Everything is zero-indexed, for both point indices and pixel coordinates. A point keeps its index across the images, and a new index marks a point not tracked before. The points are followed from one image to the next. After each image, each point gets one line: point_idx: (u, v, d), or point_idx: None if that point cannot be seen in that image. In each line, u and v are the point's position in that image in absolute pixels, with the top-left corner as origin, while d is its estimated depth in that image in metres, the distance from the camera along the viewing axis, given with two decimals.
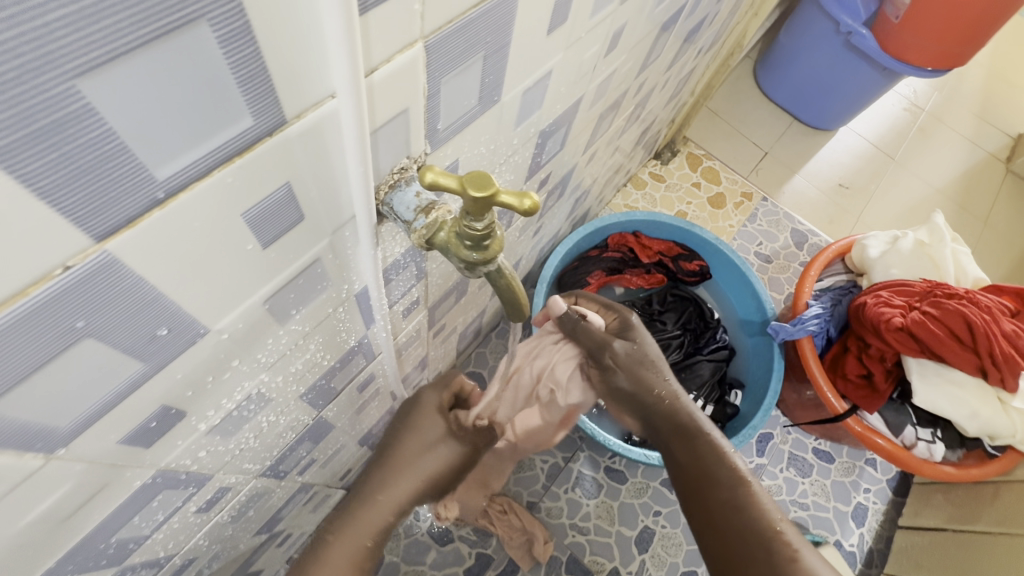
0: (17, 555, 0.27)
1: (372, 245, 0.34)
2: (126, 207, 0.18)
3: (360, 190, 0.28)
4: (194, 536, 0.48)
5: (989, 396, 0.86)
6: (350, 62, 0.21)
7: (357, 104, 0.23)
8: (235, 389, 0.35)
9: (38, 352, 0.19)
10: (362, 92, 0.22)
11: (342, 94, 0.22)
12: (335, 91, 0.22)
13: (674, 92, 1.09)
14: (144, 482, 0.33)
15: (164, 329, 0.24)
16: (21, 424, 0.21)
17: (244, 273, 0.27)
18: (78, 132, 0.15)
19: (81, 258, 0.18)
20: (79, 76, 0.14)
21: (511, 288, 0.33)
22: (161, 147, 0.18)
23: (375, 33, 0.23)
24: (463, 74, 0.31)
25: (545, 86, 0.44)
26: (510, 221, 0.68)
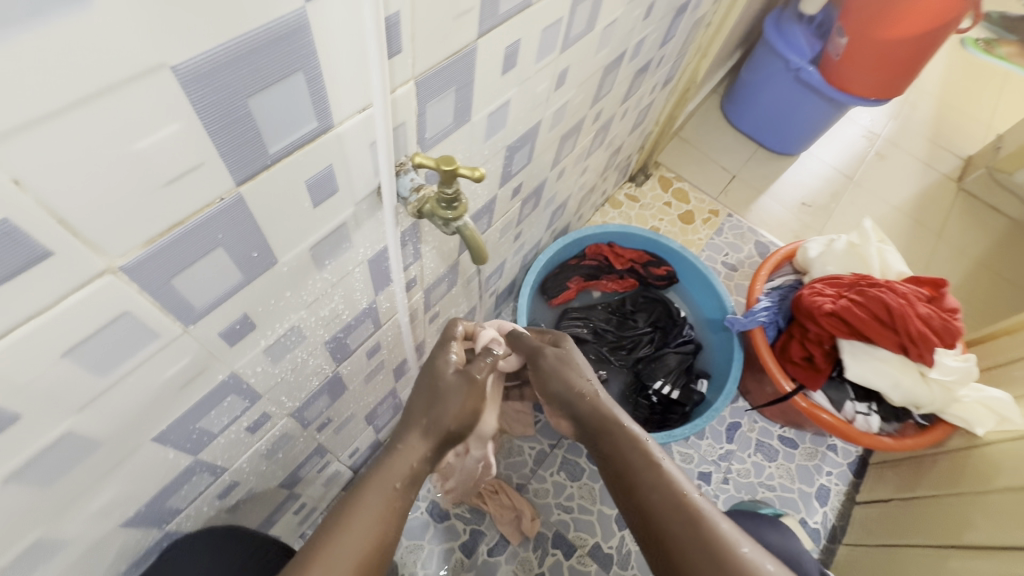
0: (151, 409, 0.42)
1: (390, 210, 0.50)
2: (252, 167, 0.34)
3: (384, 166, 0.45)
4: (240, 456, 0.61)
5: (910, 369, 1.00)
6: (380, 81, 0.37)
7: (384, 109, 0.40)
8: (284, 317, 0.49)
9: (198, 251, 0.35)
10: (386, 101, 0.39)
11: (376, 103, 0.39)
12: (371, 102, 0.39)
13: (636, 121, 1.27)
14: (221, 379, 0.47)
15: (254, 253, 0.39)
16: (180, 299, 0.36)
17: (302, 223, 0.42)
18: (244, 126, 0.31)
19: (228, 194, 0.34)
20: (249, 97, 0.30)
21: (475, 241, 0.48)
22: (273, 135, 0.34)
23: (396, 68, 0.39)
24: (442, 100, 0.48)
25: (506, 110, 0.61)
26: (491, 221, 0.84)
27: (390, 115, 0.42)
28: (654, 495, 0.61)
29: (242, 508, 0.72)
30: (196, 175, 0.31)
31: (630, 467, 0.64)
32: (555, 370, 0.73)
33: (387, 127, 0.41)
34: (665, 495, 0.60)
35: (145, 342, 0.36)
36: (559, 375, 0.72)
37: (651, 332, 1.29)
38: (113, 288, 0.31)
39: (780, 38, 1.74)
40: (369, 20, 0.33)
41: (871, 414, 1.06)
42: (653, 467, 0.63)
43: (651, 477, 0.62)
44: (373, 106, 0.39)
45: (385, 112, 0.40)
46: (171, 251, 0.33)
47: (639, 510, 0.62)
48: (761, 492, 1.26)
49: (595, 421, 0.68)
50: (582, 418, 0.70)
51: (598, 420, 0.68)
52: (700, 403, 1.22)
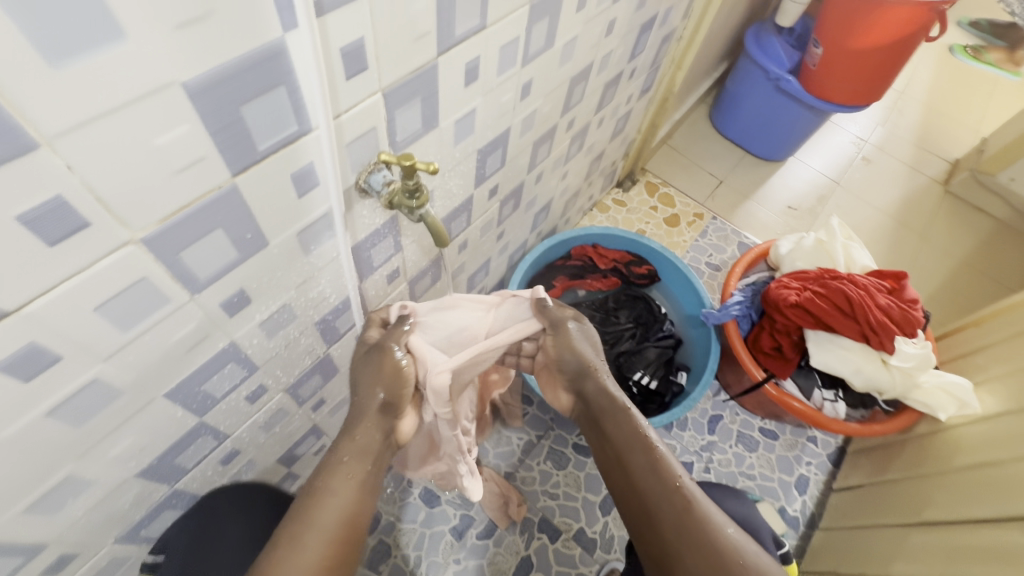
0: (165, 366, 0.50)
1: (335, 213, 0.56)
2: (245, 161, 0.42)
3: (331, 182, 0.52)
4: (241, 424, 0.69)
5: (873, 357, 1.06)
6: (322, 110, 0.45)
7: (327, 135, 0.47)
8: (276, 295, 0.58)
9: (202, 230, 0.43)
10: (330, 126, 0.46)
11: (320, 127, 0.46)
12: (317, 126, 0.46)
13: (615, 129, 1.36)
14: (222, 347, 0.56)
15: (249, 235, 0.48)
16: (188, 270, 0.45)
17: (289, 210, 0.51)
18: (238, 128, 0.40)
19: (225, 184, 0.42)
20: (241, 106, 0.39)
21: (436, 228, 0.56)
22: (262, 137, 0.42)
23: (344, 94, 0.47)
24: (410, 108, 0.56)
25: (473, 118, 0.69)
26: (470, 220, 0.93)
27: (336, 136, 0.49)
28: (653, 478, 0.72)
29: (243, 478, 0.80)
30: (200, 166, 0.39)
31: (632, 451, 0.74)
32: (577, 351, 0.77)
33: (332, 146, 0.49)
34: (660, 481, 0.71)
35: (159, 305, 0.45)
36: (577, 357, 0.77)
37: (633, 327, 1.35)
38: (135, 256, 0.39)
39: (759, 49, 1.82)
40: (311, 59, 0.40)
41: (838, 401, 1.12)
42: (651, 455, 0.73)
43: (648, 463, 0.72)
44: (321, 129, 0.47)
45: (330, 135, 0.48)
46: (180, 228, 0.41)
47: (634, 485, 0.73)
48: (741, 481, 1.31)
49: (602, 406, 0.77)
50: (593, 401, 0.78)
51: (608, 407, 0.77)
52: (680, 394, 1.28)
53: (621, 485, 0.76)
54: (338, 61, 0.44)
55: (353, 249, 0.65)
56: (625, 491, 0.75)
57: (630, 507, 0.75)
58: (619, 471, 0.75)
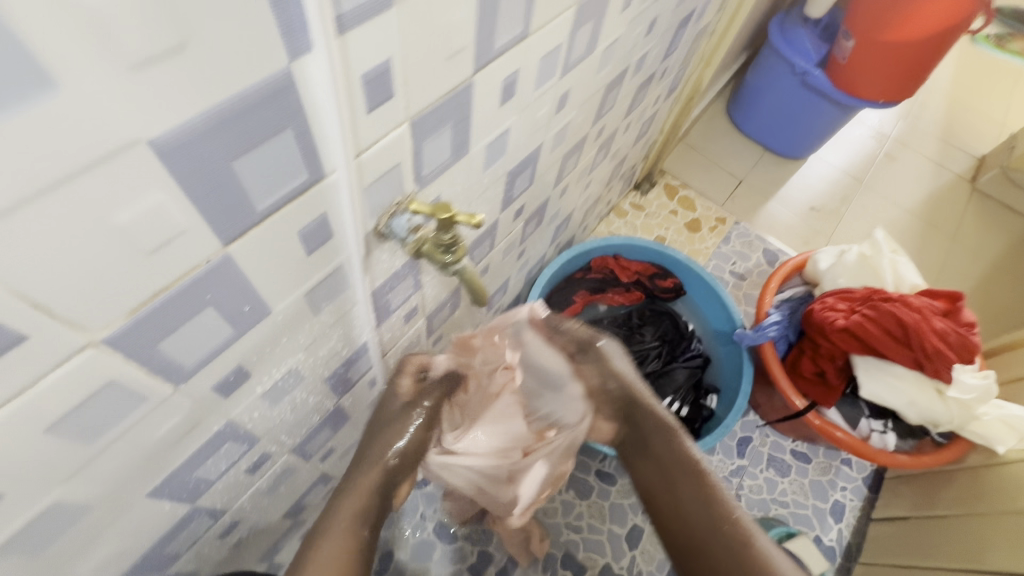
0: (146, 465, 0.40)
1: (357, 259, 0.47)
2: (241, 225, 0.33)
3: (348, 223, 0.42)
4: (241, 495, 0.60)
5: (927, 386, 0.98)
6: (343, 144, 0.35)
7: (348, 173, 0.37)
8: (281, 362, 0.48)
9: (186, 314, 0.33)
10: (351, 165, 0.37)
11: (340, 168, 0.36)
12: (334, 168, 0.36)
13: (640, 132, 1.25)
14: (217, 429, 0.46)
15: (247, 307, 0.38)
16: (170, 361, 0.35)
17: (297, 271, 0.41)
18: (230, 188, 0.30)
19: (215, 256, 0.32)
20: (234, 160, 0.29)
21: (473, 283, 0.47)
22: (261, 194, 0.32)
23: (368, 127, 0.37)
24: (438, 137, 0.46)
25: (506, 139, 0.59)
26: (493, 244, 0.83)
27: (358, 177, 0.39)
28: (705, 507, 0.66)
29: (246, 542, 0.72)
30: (181, 240, 0.29)
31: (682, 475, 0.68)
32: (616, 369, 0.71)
33: (352, 189, 0.39)
34: (712, 510, 0.65)
35: (133, 406, 0.35)
36: (616, 379, 0.71)
37: (659, 346, 1.26)
38: (97, 361, 0.30)
39: (784, 41, 1.70)
40: (328, 87, 0.31)
41: (887, 432, 1.04)
42: (701, 481, 0.67)
43: (698, 490, 0.67)
44: (339, 171, 0.37)
45: (351, 175, 0.38)
46: (157, 318, 0.31)
47: (684, 513, 0.68)
48: (773, 509, 1.23)
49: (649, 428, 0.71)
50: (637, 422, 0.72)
51: (653, 428, 0.71)
52: (710, 419, 1.21)
53: (669, 513, 0.70)
54: (360, 90, 0.33)
55: (369, 298, 0.55)
56: (673, 518, 0.69)
57: (677, 535, 0.69)
58: (666, 498, 0.70)
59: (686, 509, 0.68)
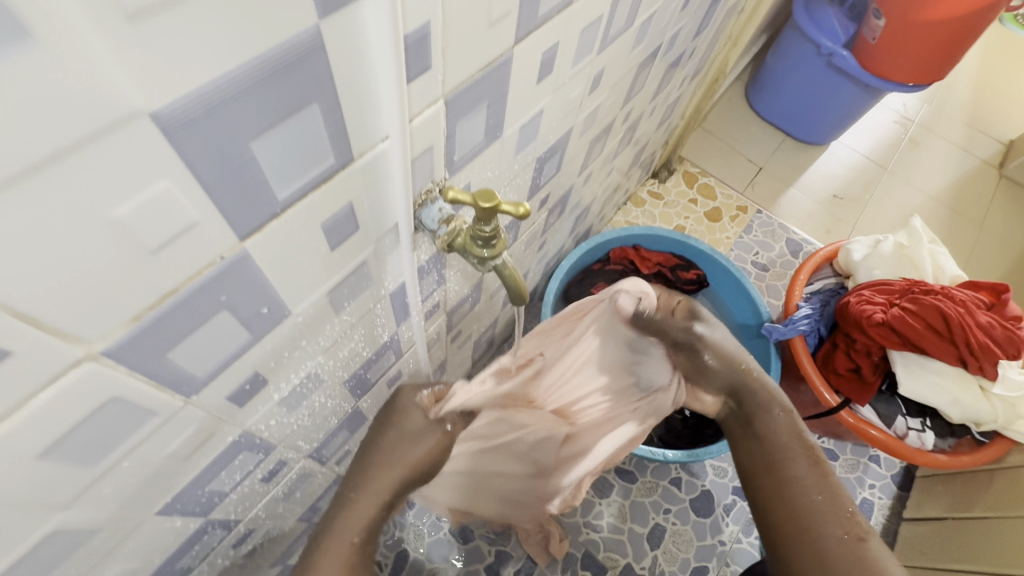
0: (154, 483, 0.36)
1: (408, 247, 0.44)
2: (260, 217, 0.28)
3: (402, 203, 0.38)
4: (256, 504, 0.56)
5: (970, 384, 0.94)
6: (399, 112, 0.31)
7: (400, 143, 0.33)
8: (300, 366, 0.44)
9: (198, 319, 0.29)
10: (406, 133, 0.33)
11: (392, 137, 0.33)
12: (386, 135, 0.33)
13: (663, 116, 1.20)
14: (232, 440, 0.42)
15: (265, 309, 0.34)
16: (180, 371, 0.31)
17: (320, 267, 0.36)
18: (248, 174, 0.25)
19: (230, 252, 0.28)
20: (253, 140, 0.24)
21: (515, 280, 0.42)
22: (283, 181, 0.28)
23: (416, 93, 0.33)
24: (474, 117, 0.41)
25: (539, 121, 0.54)
26: (517, 235, 0.78)
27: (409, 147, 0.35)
28: (818, 494, 0.54)
29: (260, 549, 0.68)
30: (191, 235, 0.25)
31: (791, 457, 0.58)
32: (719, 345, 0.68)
33: (405, 161, 0.35)
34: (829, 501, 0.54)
35: (141, 424, 0.31)
36: (719, 351, 0.67)
37: None
38: (95, 376, 0.26)
39: (810, 20, 1.57)
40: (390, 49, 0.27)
41: (925, 430, 0.99)
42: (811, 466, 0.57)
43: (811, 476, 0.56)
44: (391, 138, 0.33)
45: (404, 145, 0.34)
46: (164, 325, 0.27)
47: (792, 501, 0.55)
48: None
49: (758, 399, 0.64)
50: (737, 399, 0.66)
51: (761, 407, 0.63)
52: None
53: (767, 502, 0.57)
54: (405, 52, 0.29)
55: (391, 295, 0.50)
56: (772, 507, 0.56)
57: (775, 532, 0.55)
58: (768, 483, 0.58)
59: (795, 493, 0.55)
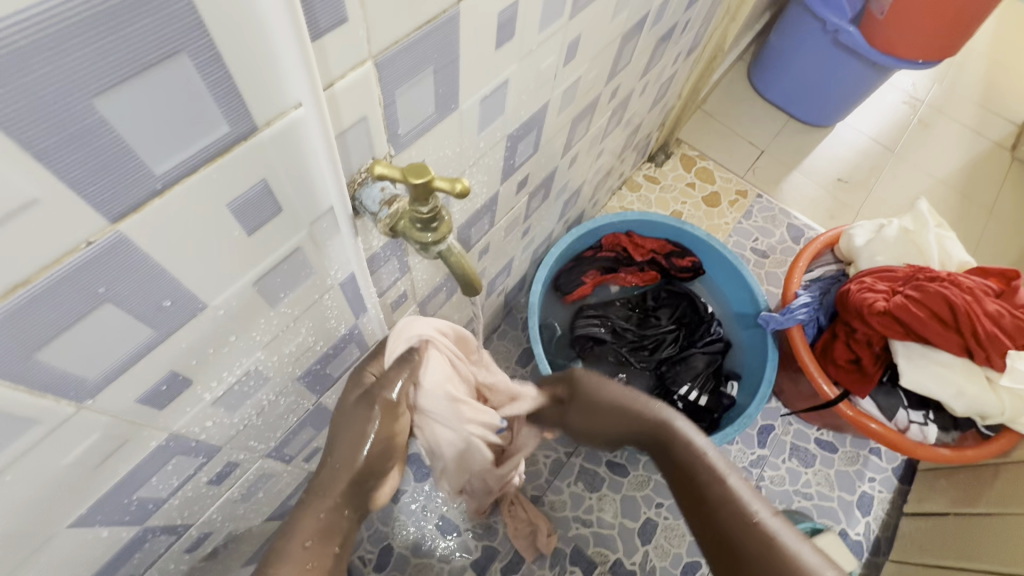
0: (58, 495, 0.33)
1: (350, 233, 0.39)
2: (133, 196, 0.24)
3: (333, 183, 0.34)
4: (208, 507, 0.53)
5: (976, 375, 0.89)
6: (305, 71, 0.26)
7: (318, 111, 0.28)
8: (234, 364, 0.40)
9: (70, 313, 0.25)
10: (320, 98, 0.28)
11: (304, 104, 0.28)
12: (299, 101, 0.28)
13: (657, 96, 1.14)
14: (159, 444, 0.39)
15: (168, 301, 0.30)
16: (60, 373, 0.27)
17: (236, 254, 0.32)
18: (98, 139, 0.21)
19: (100, 236, 0.24)
20: (96, 97, 0.20)
21: (463, 266, 0.38)
22: (156, 151, 0.23)
23: (332, 52, 0.28)
24: (418, 85, 0.37)
25: (504, 93, 0.49)
26: (494, 220, 0.74)
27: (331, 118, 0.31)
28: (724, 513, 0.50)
29: (223, 550, 0.65)
30: (30, 216, 0.21)
31: (721, 509, 0.50)
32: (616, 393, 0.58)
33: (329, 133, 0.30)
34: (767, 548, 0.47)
35: (18, 433, 0.27)
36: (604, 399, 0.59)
37: (676, 330, 1.19)
38: None
39: None
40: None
41: (928, 424, 0.95)
42: (743, 514, 0.49)
43: (740, 524, 0.49)
44: (305, 106, 0.28)
45: (323, 113, 0.29)
46: (20, 321, 0.23)
47: (723, 551, 0.50)
48: (796, 501, 1.14)
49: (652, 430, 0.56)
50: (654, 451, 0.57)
51: (678, 457, 0.54)
52: (730, 408, 1.12)
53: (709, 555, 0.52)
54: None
55: (340, 286, 0.46)
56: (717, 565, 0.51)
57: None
58: (706, 539, 0.52)
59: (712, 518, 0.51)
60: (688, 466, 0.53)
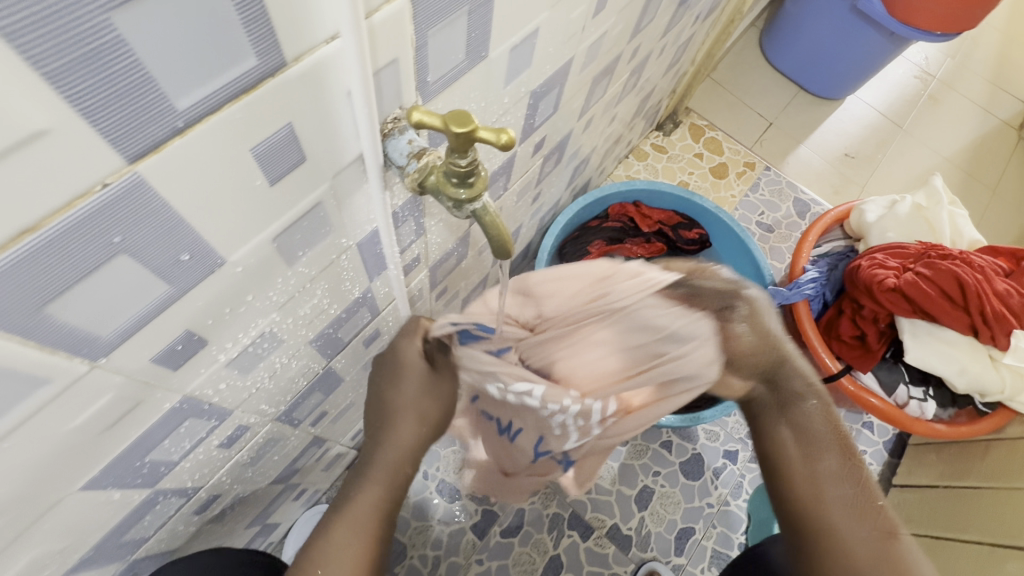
0: (70, 456, 0.31)
1: (381, 187, 0.37)
2: (153, 132, 0.21)
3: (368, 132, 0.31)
4: (217, 471, 0.52)
5: (979, 352, 0.90)
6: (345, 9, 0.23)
7: (358, 43, 0.25)
8: (250, 324, 0.38)
9: (84, 262, 0.23)
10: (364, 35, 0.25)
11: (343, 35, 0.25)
12: (335, 33, 0.25)
13: (673, 59, 1.10)
14: (172, 407, 0.37)
15: (186, 255, 0.28)
16: (73, 329, 0.25)
17: (258, 206, 0.30)
18: (116, 62, 0.19)
19: (116, 177, 0.21)
20: (113, 9, 0.17)
21: (497, 228, 0.36)
22: (179, 80, 0.21)
23: None
24: (450, 28, 0.34)
25: (533, 43, 0.46)
26: (508, 183, 0.71)
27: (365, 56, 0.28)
28: (847, 486, 0.50)
29: (230, 512, 0.65)
30: (44, 148, 0.19)
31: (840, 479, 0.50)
32: (792, 367, 0.57)
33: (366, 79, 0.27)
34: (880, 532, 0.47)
35: (28, 393, 0.25)
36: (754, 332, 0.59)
37: None
38: None
39: None
40: None
41: (927, 400, 0.96)
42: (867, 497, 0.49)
43: (860, 498, 0.49)
44: (339, 40, 0.26)
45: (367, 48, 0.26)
46: (23, 273, 0.21)
47: (819, 517, 0.49)
48: None
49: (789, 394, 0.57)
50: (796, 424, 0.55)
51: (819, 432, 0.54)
52: None
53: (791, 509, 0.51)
54: None
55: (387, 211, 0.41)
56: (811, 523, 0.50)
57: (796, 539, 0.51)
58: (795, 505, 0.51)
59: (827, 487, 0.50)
60: (815, 435, 0.54)
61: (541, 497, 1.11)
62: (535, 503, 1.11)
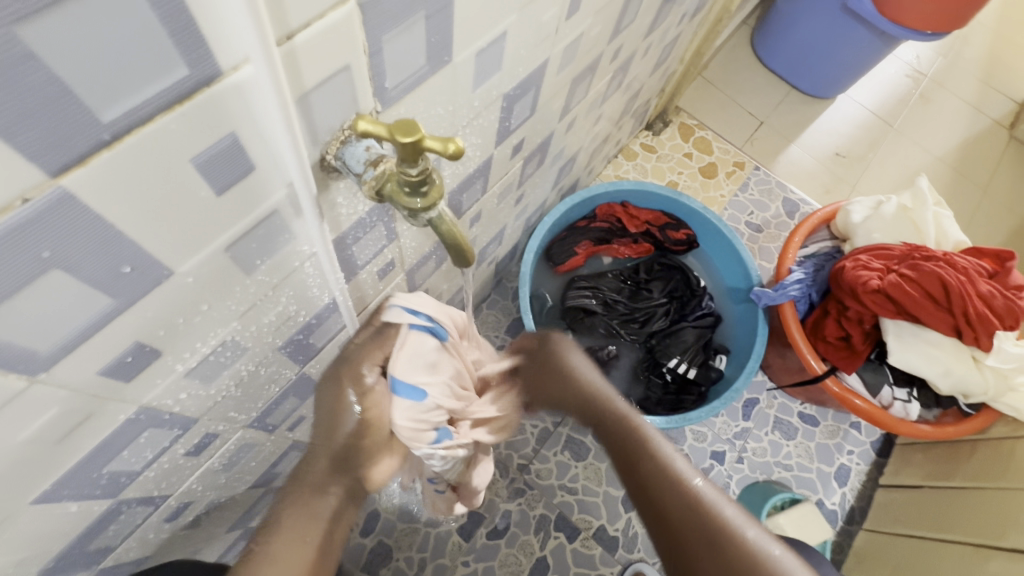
0: (17, 471, 0.31)
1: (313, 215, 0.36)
2: (76, 146, 0.21)
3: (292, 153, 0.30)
4: (187, 479, 0.52)
5: (963, 353, 0.90)
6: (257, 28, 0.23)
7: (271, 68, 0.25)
8: (209, 334, 0.38)
9: (11, 278, 0.22)
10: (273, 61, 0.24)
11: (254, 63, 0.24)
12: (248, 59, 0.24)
13: (659, 59, 1.09)
14: (129, 417, 0.36)
15: (128, 267, 0.27)
16: (6, 344, 0.24)
17: (204, 217, 0.29)
18: (26, 76, 0.18)
19: (39, 192, 0.21)
20: (18, 23, 0.17)
21: (455, 236, 0.36)
22: (101, 92, 0.20)
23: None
24: (407, 32, 0.33)
25: (502, 47, 0.45)
26: (487, 185, 0.70)
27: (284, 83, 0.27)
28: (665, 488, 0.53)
29: (205, 518, 0.64)
30: None
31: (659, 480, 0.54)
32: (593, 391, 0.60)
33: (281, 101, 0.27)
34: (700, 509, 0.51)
35: None
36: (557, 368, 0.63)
37: (667, 303, 1.18)
38: None
39: None
40: None
41: (911, 401, 0.96)
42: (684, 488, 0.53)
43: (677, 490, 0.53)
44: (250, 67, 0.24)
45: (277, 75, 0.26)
46: None
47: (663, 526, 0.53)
48: (776, 472, 1.16)
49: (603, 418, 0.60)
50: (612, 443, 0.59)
51: (629, 444, 0.57)
52: (718, 381, 1.13)
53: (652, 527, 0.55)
54: None
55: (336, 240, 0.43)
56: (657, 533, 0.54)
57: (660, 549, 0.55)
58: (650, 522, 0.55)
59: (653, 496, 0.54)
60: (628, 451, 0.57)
61: (528, 498, 1.11)
62: (522, 505, 1.11)
